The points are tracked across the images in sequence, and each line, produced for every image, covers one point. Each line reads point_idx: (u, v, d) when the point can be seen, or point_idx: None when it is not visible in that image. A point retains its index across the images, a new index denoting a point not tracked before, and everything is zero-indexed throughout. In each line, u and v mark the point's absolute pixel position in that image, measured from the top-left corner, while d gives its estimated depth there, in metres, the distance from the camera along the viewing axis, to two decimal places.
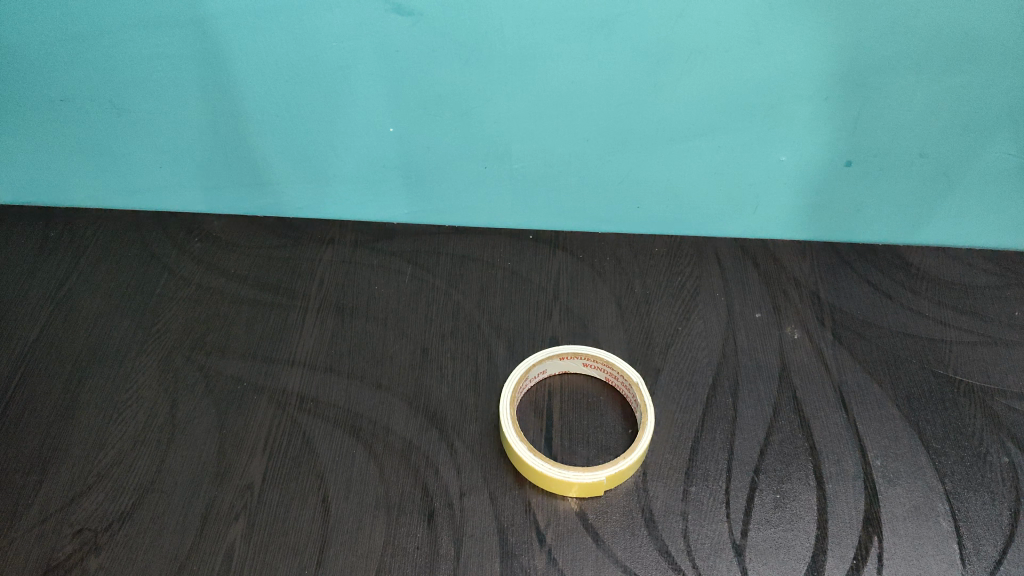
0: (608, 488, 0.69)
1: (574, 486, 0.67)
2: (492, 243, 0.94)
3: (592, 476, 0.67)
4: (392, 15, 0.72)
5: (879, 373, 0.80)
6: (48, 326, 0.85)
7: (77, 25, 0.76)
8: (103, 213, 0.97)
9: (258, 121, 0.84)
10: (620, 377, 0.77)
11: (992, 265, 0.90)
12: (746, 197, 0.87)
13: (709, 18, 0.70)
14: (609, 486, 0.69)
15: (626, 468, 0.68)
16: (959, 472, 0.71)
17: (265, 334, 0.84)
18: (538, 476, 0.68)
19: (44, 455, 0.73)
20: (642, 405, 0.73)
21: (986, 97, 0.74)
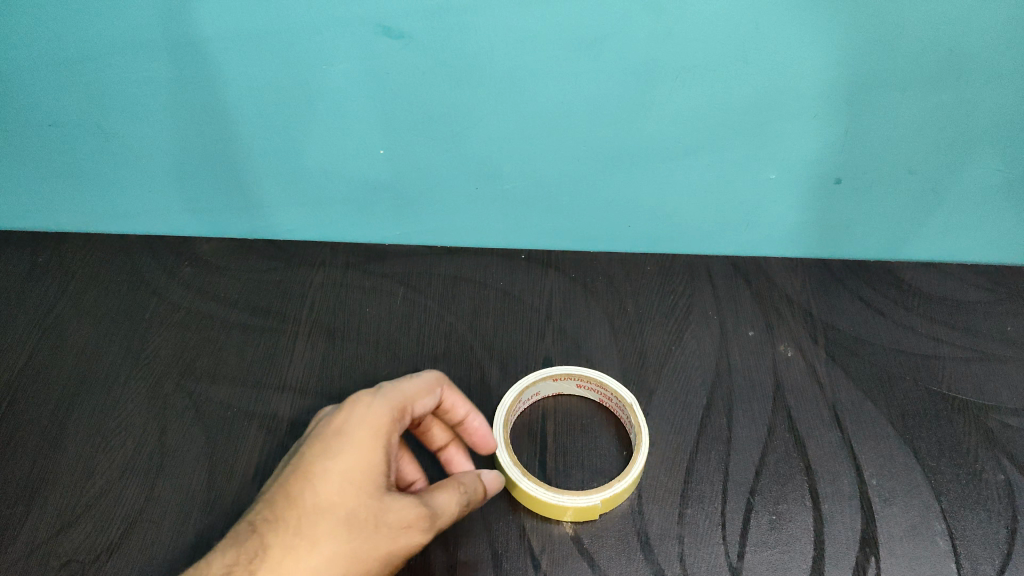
0: (603, 511, 0.68)
1: (569, 511, 0.67)
2: (484, 263, 0.93)
3: (586, 500, 0.67)
4: (381, 38, 0.72)
5: (873, 391, 0.79)
6: (37, 353, 0.84)
7: (65, 52, 0.75)
8: (92, 238, 0.97)
9: (247, 144, 0.83)
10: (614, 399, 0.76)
11: (984, 280, 0.90)
12: (737, 215, 0.87)
13: (698, 38, 0.70)
14: (604, 510, 0.68)
15: (621, 491, 0.68)
16: (955, 490, 0.71)
17: (256, 359, 0.83)
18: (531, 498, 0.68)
19: (33, 484, 0.72)
20: (636, 427, 0.72)
21: (974, 114, 0.74)
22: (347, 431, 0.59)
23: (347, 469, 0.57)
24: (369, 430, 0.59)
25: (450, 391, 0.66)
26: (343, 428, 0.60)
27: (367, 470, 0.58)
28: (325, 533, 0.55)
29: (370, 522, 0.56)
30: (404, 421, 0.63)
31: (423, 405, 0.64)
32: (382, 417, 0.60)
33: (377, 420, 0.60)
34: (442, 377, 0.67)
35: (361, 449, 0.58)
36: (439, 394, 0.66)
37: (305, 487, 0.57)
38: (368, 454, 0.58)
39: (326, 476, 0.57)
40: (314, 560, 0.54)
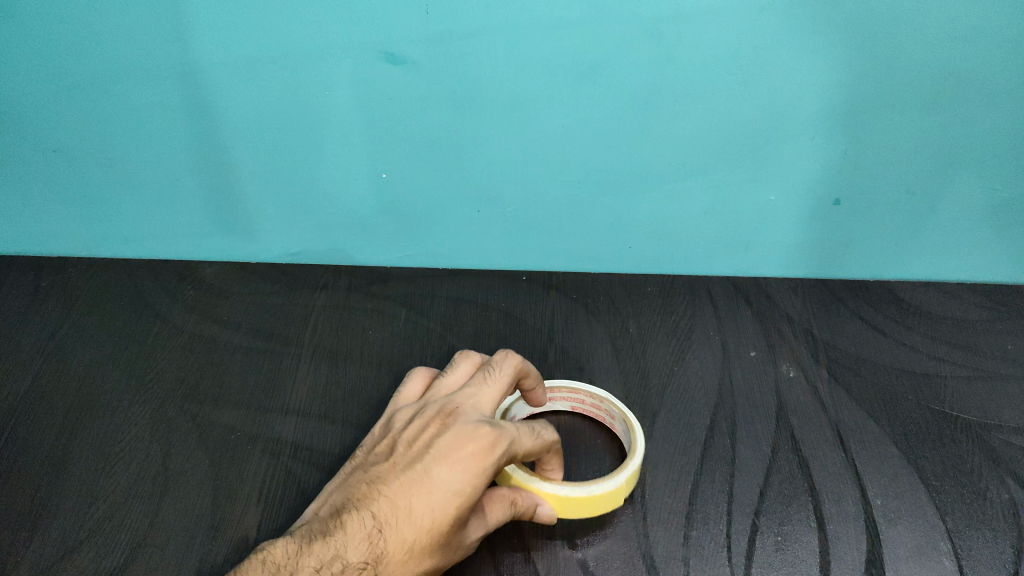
0: (607, 504, 0.68)
1: (571, 500, 0.66)
2: (486, 285, 0.93)
3: (587, 490, 0.66)
4: (383, 64, 0.73)
5: (876, 411, 0.79)
6: (39, 378, 0.84)
7: (69, 78, 0.76)
8: (94, 263, 0.97)
9: (249, 169, 0.84)
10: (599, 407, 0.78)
11: (983, 299, 0.90)
12: (738, 236, 0.88)
13: (696, 62, 0.71)
14: (608, 503, 0.68)
15: (622, 481, 0.68)
16: (960, 509, 0.71)
17: (260, 382, 0.83)
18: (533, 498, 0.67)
19: (35, 510, 0.72)
20: (632, 429, 0.73)
21: (971, 135, 0.75)
22: (467, 463, 0.55)
23: (461, 503, 0.54)
24: (484, 469, 0.55)
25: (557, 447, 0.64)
26: (464, 454, 0.56)
27: (470, 504, 0.55)
28: (416, 565, 0.54)
29: (451, 552, 0.55)
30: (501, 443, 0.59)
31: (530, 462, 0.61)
32: (500, 453, 0.57)
33: (495, 456, 0.56)
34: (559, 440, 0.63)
35: (477, 486, 0.55)
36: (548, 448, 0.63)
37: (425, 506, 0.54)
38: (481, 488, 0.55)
39: (441, 515, 0.54)
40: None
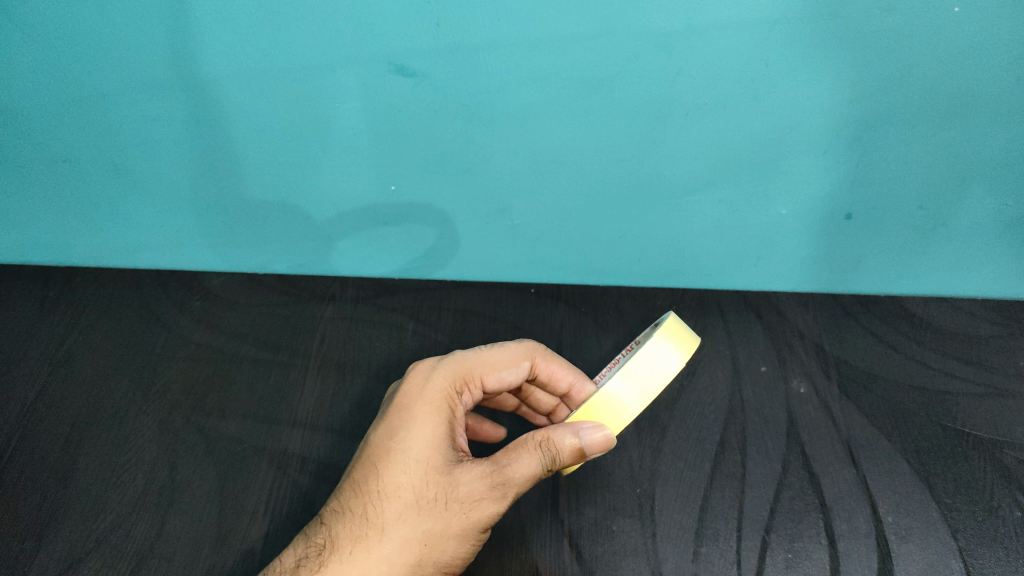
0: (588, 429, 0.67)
1: None
2: (494, 297, 0.93)
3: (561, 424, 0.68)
4: (394, 76, 0.73)
5: (887, 427, 0.79)
6: (47, 388, 0.84)
7: (79, 88, 0.76)
8: (103, 272, 0.97)
9: (258, 179, 0.83)
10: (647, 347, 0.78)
11: (995, 314, 0.89)
12: (748, 250, 0.87)
13: (707, 76, 0.70)
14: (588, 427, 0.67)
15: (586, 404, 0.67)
16: (971, 527, 0.70)
17: (267, 393, 0.83)
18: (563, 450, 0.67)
19: (42, 520, 0.71)
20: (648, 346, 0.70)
21: (983, 150, 0.74)
22: (410, 408, 0.64)
23: (414, 441, 0.61)
24: (427, 406, 0.64)
25: (539, 363, 0.70)
26: (409, 399, 0.64)
27: (427, 445, 0.61)
28: (392, 517, 0.59)
29: (439, 498, 0.59)
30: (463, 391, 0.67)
31: (499, 376, 0.68)
32: (439, 389, 0.65)
33: (436, 392, 0.65)
34: (530, 347, 0.71)
35: (427, 424, 0.63)
36: (525, 365, 0.70)
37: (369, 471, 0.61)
38: (433, 420, 0.63)
39: (394, 459, 0.61)
40: (385, 543, 0.58)
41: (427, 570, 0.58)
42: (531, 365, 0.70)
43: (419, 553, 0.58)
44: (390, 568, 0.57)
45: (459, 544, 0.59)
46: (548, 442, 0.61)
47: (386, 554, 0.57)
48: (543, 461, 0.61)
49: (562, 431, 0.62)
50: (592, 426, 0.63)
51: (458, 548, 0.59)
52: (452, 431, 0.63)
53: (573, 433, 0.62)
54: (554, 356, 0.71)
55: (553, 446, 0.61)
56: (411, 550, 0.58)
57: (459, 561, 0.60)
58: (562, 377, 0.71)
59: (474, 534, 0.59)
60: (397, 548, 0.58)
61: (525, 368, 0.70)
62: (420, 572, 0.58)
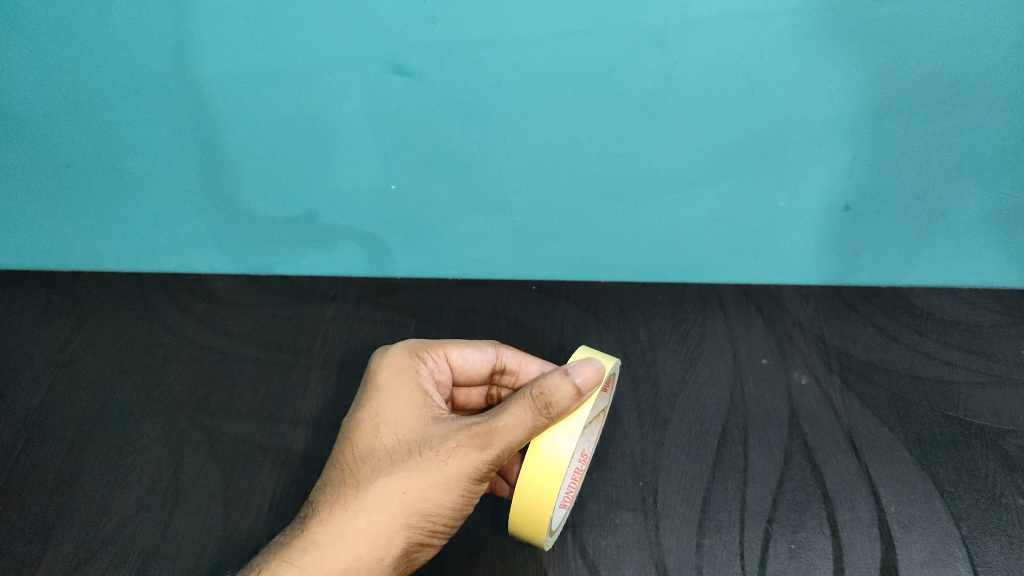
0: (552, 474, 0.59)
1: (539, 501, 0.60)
2: (496, 295, 0.93)
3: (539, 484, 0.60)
4: (391, 75, 0.73)
5: (888, 417, 0.79)
6: (51, 391, 0.84)
7: (80, 93, 0.77)
8: (106, 276, 0.98)
9: (258, 181, 0.84)
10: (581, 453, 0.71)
11: (996, 304, 0.89)
12: (747, 243, 0.88)
13: (702, 70, 0.71)
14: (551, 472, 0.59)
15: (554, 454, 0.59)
16: (974, 515, 0.70)
17: (270, 394, 0.83)
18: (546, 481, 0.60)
19: (49, 522, 0.72)
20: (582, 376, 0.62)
21: (978, 139, 0.75)
22: (376, 375, 0.64)
23: (383, 405, 0.61)
24: (392, 372, 0.64)
25: (504, 350, 0.70)
26: (375, 370, 0.65)
27: (398, 407, 0.61)
28: (368, 474, 0.58)
29: (413, 450, 0.58)
30: (429, 362, 0.67)
31: (464, 353, 0.69)
32: (404, 355, 0.65)
33: (401, 358, 0.65)
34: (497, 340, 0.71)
35: (396, 389, 0.62)
36: (491, 350, 0.70)
37: (346, 441, 0.60)
38: (400, 383, 0.63)
39: (367, 424, 0.60)
40: (362, 498, 0.56)
41: (411, 520, 0.56)
42: (497, 351, 0.70)
43: (399, 504, 0.56)
44: (370, 520, 0.56)
45: (442, 491, 0.56)
46: (538, 389, 0.57)
47: (365, 507, 0.56)
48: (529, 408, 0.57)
49: (555, 375, 0.58)
50: (579, 364, 0.59)
51: (443, 497, 0.57)
52: (423, 391, 0.62)
53: (565, 377, 0.57)
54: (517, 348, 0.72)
55: (549, 396, 0.57)
56: (390, 501, 0.56)
57: (449, 512, 0.57)
58: (531, 365, 0.72)
59: (458, 481, 0.57)
60: (374, 500, 0.56)
61: (491, 353, 0.70)
62: (404, 522, 0.56)
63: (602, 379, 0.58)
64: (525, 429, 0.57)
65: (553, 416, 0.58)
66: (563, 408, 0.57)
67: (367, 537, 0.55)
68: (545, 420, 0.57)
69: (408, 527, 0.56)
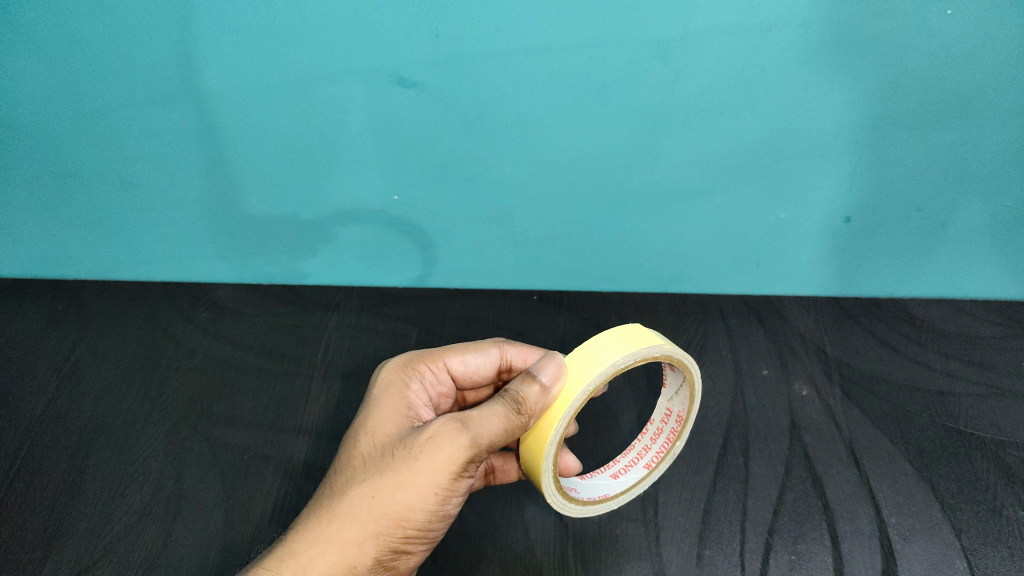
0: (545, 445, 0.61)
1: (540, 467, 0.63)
2: (497, 305, 0.94)
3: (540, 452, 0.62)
4: (395, 87, 0.73)
5: (889, 428, 0.79)
6: (54, 400, 0.85)
7: (85, 104, 0.77)
8: (110, 285, 0.98)
9: (262, 191, 0.84)
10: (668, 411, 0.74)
11: (996, 315, 0.89)
12: (749, 254, 0.88)
13: (703, 83, 0.71)
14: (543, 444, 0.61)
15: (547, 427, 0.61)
16: (975, 527, 0.70)
17: (272, 403, 0.83)
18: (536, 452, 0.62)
19: (51, 531, 0.72)
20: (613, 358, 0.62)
21: (978, 151, 0.75)
22: (368, 391, 0.64)
23: (366, 419, 0.60)
24: (382, 386, 0.63)
25: (507, 347, 0.70)
26: (368, 387, 0.64)
27: (380, 418, 0.60)
28: (342, 481, 0.55)
29: (387, 452, 0.56)
30: (427, 374, 0.67)
31: (464, 359, 0.69)
32: (396, 369, 0.65)
33: (393, 373, 0.65)
34: (500, 336, 0.71)
35: (381, 403, 0.61)
36: (494, 352, 0.70)
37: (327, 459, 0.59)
38: (386, 397, 0.62)
39: (348, 438, 0.59)
40: (333, 504, 0.54)
41: (385, 521, 0.54)
42: (500, 352, 0.70)
43: (369, 505, 0.54)
44: (341, 526, 0.54)
45: (415, 488, 0.54)
46: (506, 391, 0.59)
47: (336, 514, 0.54)
48: (504, 401, 0.57)
49: (520, 380, 0.59)
50: (541, 364, 0.61)
51: (415, 495, 0.54)
52: (411, 404, 0.62)
53: (531, 379, 0.59)
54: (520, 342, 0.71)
55: (519, 395, 0.58)
56: (361, 504, 0.54)
57: (425, 512, 0.54)
58: (536, 358, 0.71)
59: (433, 475, 0.54)
60: (346, 503, 0.54)
61: (494, 354, 0.70)
62: (376, 524, 0.53)
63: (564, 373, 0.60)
64: (498, 420, 0.56)
65: (526, 414, 0.58)
66: (533, 405, 0.58)
67: (337, 542, 0.53)
68: (519, 415, 0.57)
69: (381, 530, 0.54)
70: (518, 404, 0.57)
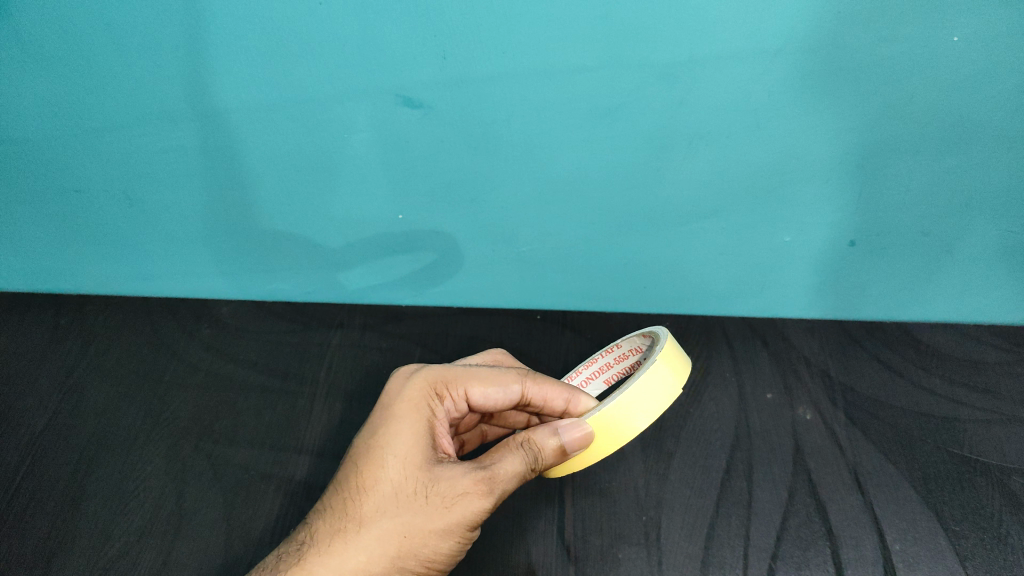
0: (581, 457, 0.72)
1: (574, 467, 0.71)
2: (501, 324, 0.94)
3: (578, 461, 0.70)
4: (401, 107, 0.74)
5: (894, 454, 0.78)
6: (57, 415, 0.84)
7: (93, 121, 0.78)
8: (114, 301, 0.98)
9: (267, 209, 0.84)
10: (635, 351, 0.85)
11: (1002, 340, 0.89)
12: (753, 277, 0.88)
13: (708, 107, 0.71)
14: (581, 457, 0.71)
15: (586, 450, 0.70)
16: (980, 554, 0.69)
17: (274, 421, 0.83)
18: (575, 464, 0.70)
19: (50, 547, 0.72)
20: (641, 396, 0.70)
21: (984, 177, 0.75)
22: (393, 407, 0.63)
23: (393, 436, 0.61)
24: (408, 406, 0.63)
25: (530, 386, 0.67)
26: (391, 399, 0.64)
27: (408, 441, 0.60)
28: (371, 511, 0.57)
29: (419, 491, 0.58)
30: (446, 400, 0.66)
31: (485, 392, 0.66)
32: (420, 391, 0.64)
33: (418, 394, 0.64)
34: (525, 370, 0.68)
35: (407, 423, 0.61)
36: (515, 388, 0.67)
37: (352, 468, 0.60)
38: (411, 417, 0.62)
39: (375, 454, 0.60)
40: (363, 535, 0.57)
41: (408, 564, 0.57)
42: (522, 388, 0.67)
43: (399, 546, 0.57)
44: (369, 559, 0.56)
45: (443, 538, 0.58)
46: (529, 442, 0.62)
47: (366, 547, 0.57)
48: (526, 458, 0.61)
49: (543, 430, 0.63)
50: (569, 424, 0.64)
51: (442, 543, 0.58)
52: (434, 431, 0.62)
53: (554, 434, 0.63)
54: (544, 378, 0.68)
55: (539, 449, 0.62)
56: (391, 543, 0.57)
57: (445, 556, 0.58)
58: (556, 397, 0.68)
59: (458, 529, 0.58)
60: (375, 540, 0.57)
61: (515, 391, 0.67)
62: (401, 564, 0.57)
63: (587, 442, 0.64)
64: (520, 479, 0.60)
65: (540, 468, 0.62)
66: (548, 461, 0.63)
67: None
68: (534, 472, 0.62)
69: (403, 568, 0.57)
70: (535, 462, 0.62)
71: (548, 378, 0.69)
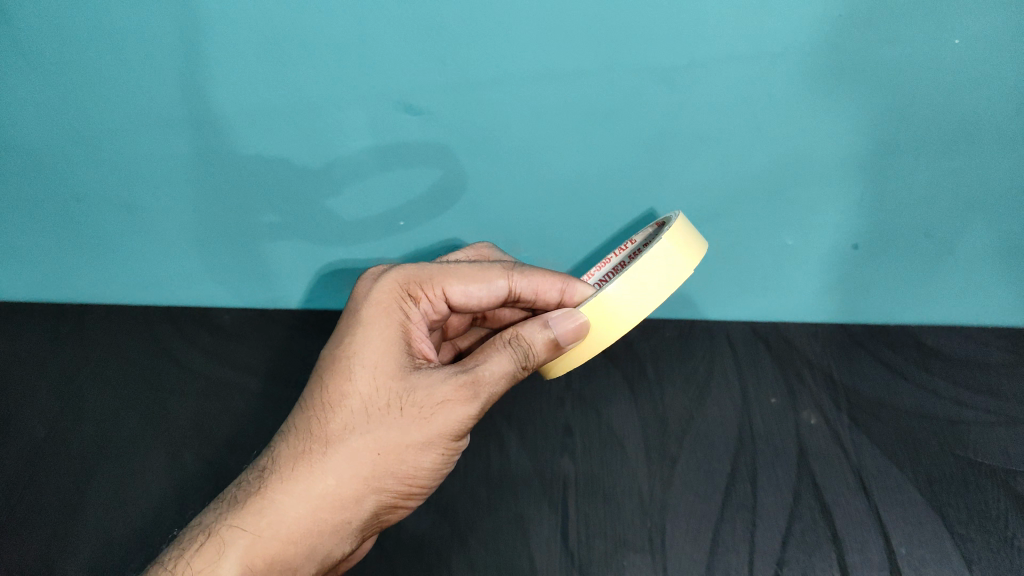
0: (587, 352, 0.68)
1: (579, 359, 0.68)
2: None
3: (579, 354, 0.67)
4: (402, 114, 0.74)
5: (899, 457, 0.78)
6: (57, 423, 0.84)
7: (91, 129, 0.78)
8: (114, 309, 0.98)
9: (266, 215, 0.84)
10: (645, 242, 0.76)
11: (1005, 342, 0.88)
12: (754, 279, 0.88)
13: (709, 109, 0.71)
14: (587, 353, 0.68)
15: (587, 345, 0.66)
16: (986, 558, 0.68)
17: (275, 427, 0.83)
18: (575, 359, 0.68)
19: (51, 556, 0.71)
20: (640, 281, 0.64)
21: (986, 178, 0.74)
22: (361, 313, 0.59)
23: (362, 344, 0.57)
24: (378, 312, 0.59)
25: (517, 279, 0.65)
26: (359, 302, 0.60)
27: (378, 349, 0.57)
28: (340, 428, 0.55)
29: (393, 403, 0.55)
30: (421, 303, 0.62)
31: (467, 290, 0.64)
32: (392, 293, 0.60)
33: (389, 297, 0.60)
34: (509, 263, 0.65)
35: (377, 330, 0.58)
36: (501, 282, 0.65)
37: (319, 385, 0.57)
38: (382, 324, 0.58)
39: (343, 366, 0.56)
40: (331, 455, 0.54)
41: (384, 483, 0.55)
42: (508, 283, 0.65)
43: (372, 465, 0.54)
44: (339, 482, 0.54)
45: (422, 451, 0.55)
46: (517, 338, 0.59)
47: (335, 468, 0.54)
48: (514, 357, 0.58)
49: (532, 324, 0.60)
50: (561, 316, 0.62)
51: (421, 458, 0.55)
52: (409, 336, 0.59)
53: (544, 326, 0.60)
54: (533, 270, 0.66)
55: (529, 345, 0.59)
56: (363, 462, 0.54)
57: (426, 472, 0.56)
58: (547, 287, 0.66)
59: (439, 439, 0.55)
60: (345, 460, 0.54)
61: (500, 286, 0.65)
62: (376, 484, 0.55)
63: (580, 333, 0.62)
64: (505, 382, 0.58)
65: (531, 366, 0.60)
66: (540, 356, 0.60)
67: (333, 501, 0.54)
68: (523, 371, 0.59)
69: (380, 489, 0.55)
70: (525, 360, 0.59)
71: (539, 270, 0.66)
